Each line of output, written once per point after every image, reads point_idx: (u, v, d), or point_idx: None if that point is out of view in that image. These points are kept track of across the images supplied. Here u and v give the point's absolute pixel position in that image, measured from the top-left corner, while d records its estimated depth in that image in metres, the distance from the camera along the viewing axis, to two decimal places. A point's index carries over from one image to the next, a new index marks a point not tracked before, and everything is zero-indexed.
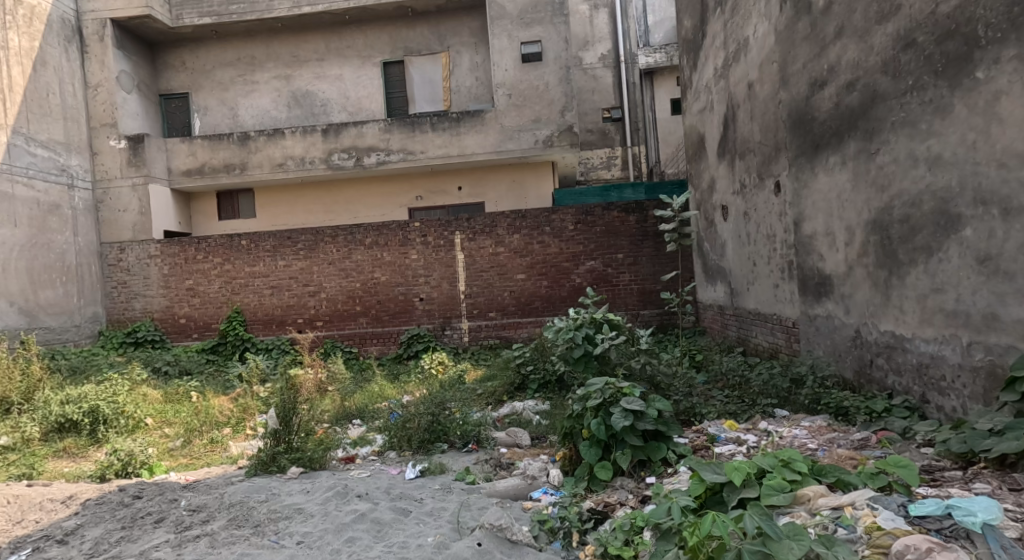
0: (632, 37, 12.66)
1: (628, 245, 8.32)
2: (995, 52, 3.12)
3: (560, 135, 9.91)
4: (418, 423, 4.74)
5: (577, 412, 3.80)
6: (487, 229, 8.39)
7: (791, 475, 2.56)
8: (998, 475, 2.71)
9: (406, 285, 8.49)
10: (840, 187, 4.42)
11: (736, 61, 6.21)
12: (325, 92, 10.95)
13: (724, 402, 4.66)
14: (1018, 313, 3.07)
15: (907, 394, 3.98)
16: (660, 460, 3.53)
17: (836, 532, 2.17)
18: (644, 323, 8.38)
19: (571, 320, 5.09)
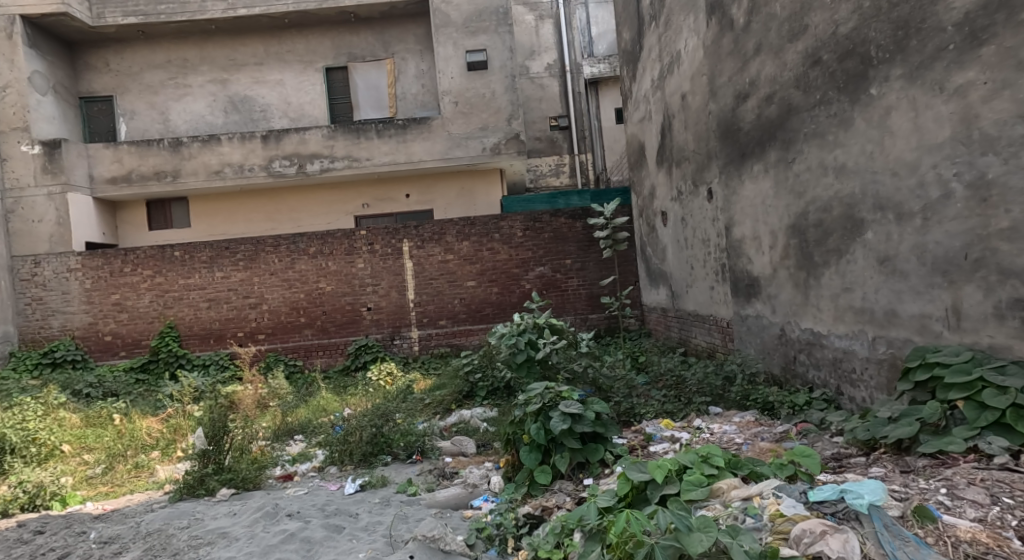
0: (576, 47, 13.00)
1: (575, 250, 8.49)
2: (884, 70, 3.34)
3: (507, 142, 10.02)
4: (360, 436, 4.65)
5: (519, 418, 3.87)
6: (435, 236, 8.37)
7: (709, 469, 2.71)
8: (896, 457, 2.94)
9: (353, 295, 8.35)
10: (764, 193, 4.68)
11: (670, 74, 6.47)
12: (264, 97, 10.66)
13: (663, 400, 4.81)
14: (913, 310, 3.31)
15: (825, 387, 4.24)
16: (597, 461, 3.61)
17: (745, 521, 2.31)
18: (591, 327, 8.55)
19: (515, 326, 5.07)
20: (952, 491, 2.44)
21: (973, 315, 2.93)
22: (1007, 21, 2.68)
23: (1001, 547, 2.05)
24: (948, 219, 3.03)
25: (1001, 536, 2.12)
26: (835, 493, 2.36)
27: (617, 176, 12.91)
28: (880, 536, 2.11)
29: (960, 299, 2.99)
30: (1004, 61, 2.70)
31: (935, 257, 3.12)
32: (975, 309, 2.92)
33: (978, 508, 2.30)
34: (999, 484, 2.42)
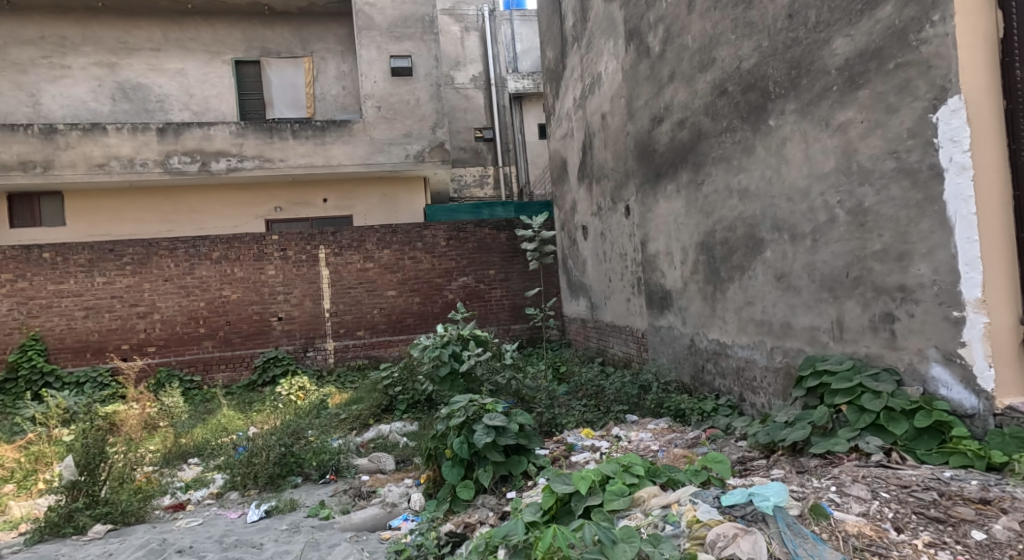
0: (501, 62, 13.25)
1: (499, 261, 8.61)
2: (780, 105, 3.69)
3: (432, 151, 10.03)
4: (267, 458, 4.48)
5: (442, 432, 3.89)
6: (355, 243, 8.21)
7: (630, 478, 2.85)
8: (791, 459, 3.19)
9: (262, 303, 8.00)
10: (677, 212, 4.99)
11: (591, 94, 6.77)
12: (161, 86, 10.04)
13: (583, 409, 4.95)
14: (805, 321, 3.64)
15: (730, 394, 4.55)
16: (521, 473, 3.69)
17: (664, 529, 2.43)
18: (514, 337, 8.67)
19: (439, 337, 5.14)
20: (840, 488, 2.59)
21: (854, 327, 3.26)
22: (878, 68, 2.99)
23: (882, 539, 2.18)
24: (833, 241, 3.36)
25: (881, 527, 2.25)
26: (744, 496, 2.46)
27: (540, 189, 13.23)
28: (783, 535, 2.21)
29: (843, 313, 3.32)
30: (876, 103, 3.01)
31: (823, 274, 3.45)
32: (856, 321, 3.24)
33: (862, 502, 2.44)
34: (877, 480, 2.60)
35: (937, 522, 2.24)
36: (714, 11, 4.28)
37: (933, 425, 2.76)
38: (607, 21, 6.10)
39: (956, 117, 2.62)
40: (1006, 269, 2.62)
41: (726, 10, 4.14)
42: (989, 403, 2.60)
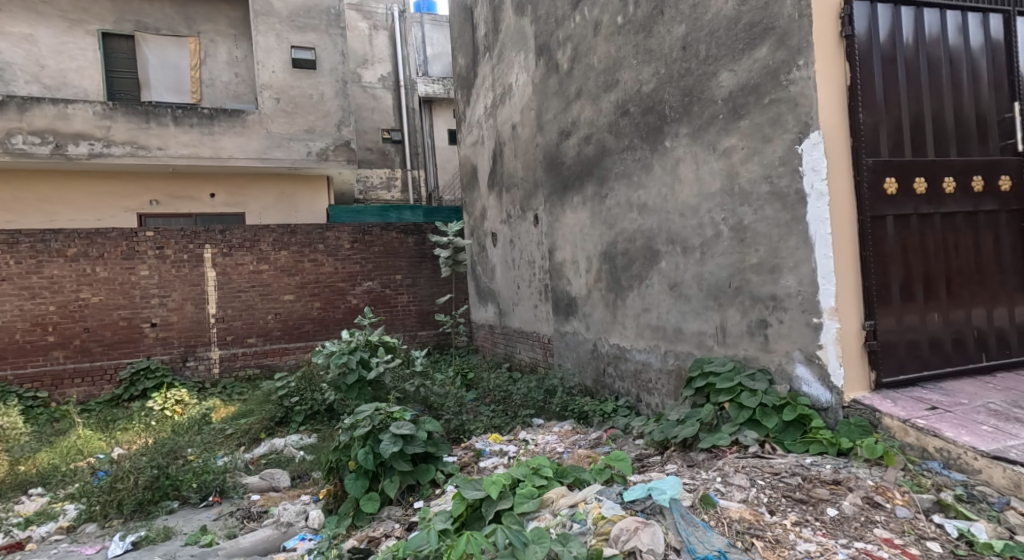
0: (411, 64, 13.20)
1: (406, 266, 8.57)
2: (675, 128, 4.02)
3: (336, 149, 9.80)
4: (134, 482, 4.07)
5: (345, 443, 3.83)
6: (247, 243, 7.78)
7: (539, 481, 2.95)
8: (682, 454, 3.41)
9: (131, 308, 7.31)
10: (582, 223, 5.26)
11: (502, 104, 6.95)
12: (3, 52, 8.65)
13: (491, 415, 5.05)
14: (694, 327, 3.98)
15: (628, 396, 4.85)
16: (428, 482, 3.75)
17: (572, 528, 2.49)
18: (421, 344, 8.63)
19: (344, 344, 4.95)
20: (724, 478, 2.82)
21: (735, 331, 3.62)
22: (756, 102, 3.36)
23: (758, 521, 2.41)
24: (718, 254, 3.72)
25: (758, 511, 2.48)
26: (644, 491, 2.61)
27: (448, 195, 13.28)
28: (678, 525, 2.38)
29: (726, 319, 3.68)
30: (755, 133, 3.38)
31: (710, 284, 3.80)
32: (736, 327, 3.60)
33: (742, 490, 2.67)
34: (754, 469, 2.85)
35: (801, 503, 2.51)
36: (618, 35, 4.58)
37: (797, 418, 3.11)
38: (518, 34, 6.32)
39: (815, 149, 3.02)
40: (852, 283, 3.03)
41: (629, 35, 4.45)
42: (839, 398, 3.00)
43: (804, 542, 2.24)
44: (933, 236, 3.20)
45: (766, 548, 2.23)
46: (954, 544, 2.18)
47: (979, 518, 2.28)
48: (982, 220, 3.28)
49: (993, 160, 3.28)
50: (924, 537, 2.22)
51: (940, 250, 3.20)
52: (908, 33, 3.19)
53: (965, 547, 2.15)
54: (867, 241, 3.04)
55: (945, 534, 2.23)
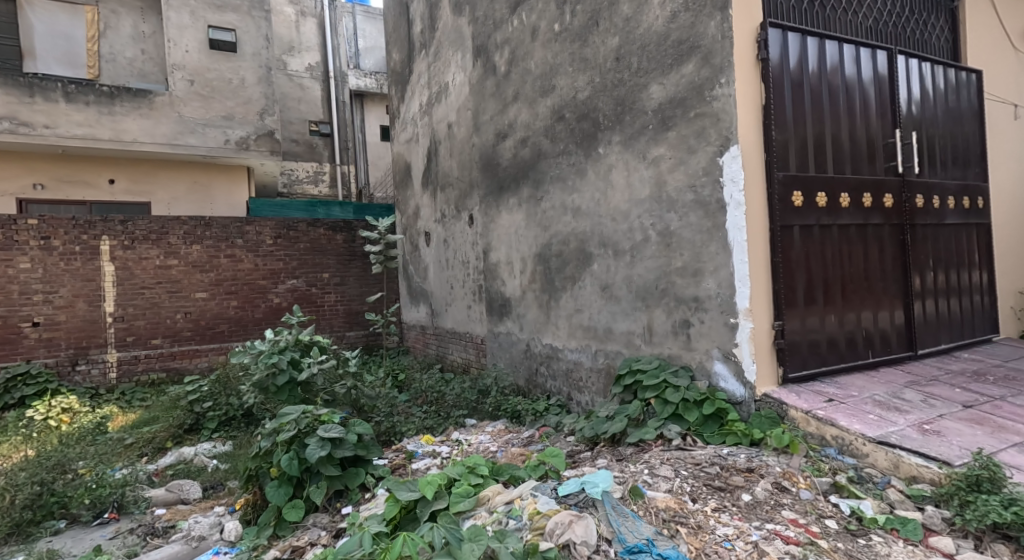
0: (342, 56, 12.84)
1: (334, 264, 8.32)
2: (608, 136, 4.19)
3: (258, 138, 9.51)
4: (12, 501, 3.60)
5: (266, 449, 3.63)
6: (153, 236, 7.21)
7: (475, 479, 3.01)
8: (612, 449, 3.52)
9: (7, 306, 6.50)
10: (517, 224, 5.37)
11: (438, 102, 6.95)
12: None
13: (422, 417, 5.05)
14: (623, 327, 4.15)
15: (560, 395, 4.98)
16: (358, 486, 3.64)
17: (508, 524, 2.56)
18: (349, 345, 8.40)
19: (272, 344, 4.62)
20: (652, 470, 2.94)
21: (661, 331, 3.81)
22: (683, 115, 3.57)
23: (682, 509, 2.55)
24: (646, 257, 3.91)
25: (682, 500, 2.63)
26: (577, 486, 2.72)
27: (379, 192, 13.14)
28: (609, 516, 2.48)
29: (653, 320, 3.87)
30: (681, 144, 3.58)
31: (639, 286, 3.99)
32: (662, 327, 3.80)
33: (668, 480, 2.81)
34: (678, 461, 3.01)
35: (720, 490, 2.69)
36: (555, 42, 4.72)
37: (715, 412, 3.32)
38: (455, 33, 6.36)
39: (734, 162, 3.24)
40: (764, 286, 3.28)
41: (566, 43, 4.58)
42: (752, 392, 3.24)
43: (722, 526, 2.41)
44: (832, 245, 3.51)
45: (690, 534, 2.37)
46: (848, 521, 2.42)
47: (868, 497, 2.55)
48: (870, 232, 3.65)
49: (878, 180, 3.67)
50: (823, 516, 2.45)
51: (837, 259, 3.52)
52: (814, 61, 3.49)
53: (856, 522, 2.40)
54: (778, 249, 3.30)
55: (840, 512, 2.47)
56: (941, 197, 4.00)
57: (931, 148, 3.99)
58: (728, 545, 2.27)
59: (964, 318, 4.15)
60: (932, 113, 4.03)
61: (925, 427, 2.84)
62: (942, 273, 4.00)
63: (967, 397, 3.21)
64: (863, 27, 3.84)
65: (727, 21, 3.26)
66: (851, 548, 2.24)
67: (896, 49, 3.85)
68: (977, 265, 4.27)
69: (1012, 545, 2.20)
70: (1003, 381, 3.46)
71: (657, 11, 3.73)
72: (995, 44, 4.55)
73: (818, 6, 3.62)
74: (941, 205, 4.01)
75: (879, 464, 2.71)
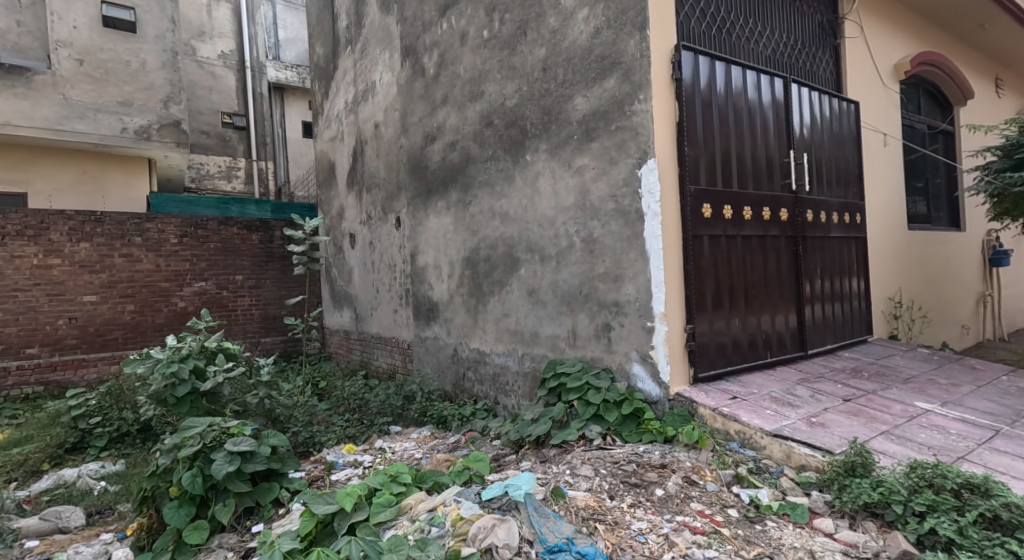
0: (259, 45, 12.39)
1: (249, 266, 7.93)
2: (536, 144, 4.30)
3: (162, 128, 8.84)
4: None
5: (164, 468, 3.34)
6: (32, 232, 6.45)
7: (397, 488, 2.99)
8: (536, 451, 3.59)
9: None
10: (445, 228, 5.39)
11: (364, 101, 6.85)
12: None
13: (343, 426, 4.95)
14: (549, 331, 4.27)
15: (486, 399, 5.02)
16: (271, 502, 3.45)
17: (431, 531, 2.58)
18: (264, 351, 7.98)
19: (172, 351, 4.04)
20: (573, 470, 3.05)
21: (584, 335, 3.95)
22: (605, 127, 3.73)
23: (601, 507, 2.67)
24: (571, 263, 4.04)
25: (601, 498, 2.75)
26: (501, 489, 2.76)
27: (301, 190, 12.73)
28: (532, 518, 2.54)
29: (577, 324, 4.00)
30: (603, 155, 3.74)
31: (564, 291, 4.11)
32: (585, 330, 3.94)
33: (588, 480, 2.93)
34: (598, 460, 3.12)
35: (636, 486, 2.83)
36: (483, 48, 4.79)
37: (633, 412, 3.47)
38: (383, 32, 6.30)
39: (652, 174, 3.42)
40: (677, 292, 3.49)
41: (494, 50, 4.67)
42: (666, 392, 3.42)
43: (637, 521, 2.55)
44: (737, 254, 3.78)
45: (607, 530, 2.49)
46: (746, 508, 2.62)
47: (764, 486, 2.77)
48: (769, 243, 3.96)
49: (776, 195, 3.99)
50: (725, 505, 2.64)
51: (741, 267, 3.79)
52: (722, 83, 3.76)
53: (754, 509, 2.60)
54: (690, 257, 3.51)
55: (740, 501, 2.67)
56: (827, 212, 4.41)
57: (820, 168, 4.39)
58: (641, 538, 2.42)
59: (846, 321, 4.57)
60: (820, 137, 4.43)
61: (813, 420, 3.12)
62: (828, 281, 4.39)
63: (848, 391, 3.56)
64: (763, 56, 4.19)
65: (645, 40, 3.45)
66: (749, 534, 2.43)
67: (791, 77, 4.22)
68: (858, 274, 4.71)
69: (879, 522, 2.46)
70: (878, 377, 3.85)
71: (581, 25, 3.88)
72: (871, 79, 5.08)
73: (723, 35, 3.92)
74: (828, 220, 4.40)
75: (774, 455, 2.96)
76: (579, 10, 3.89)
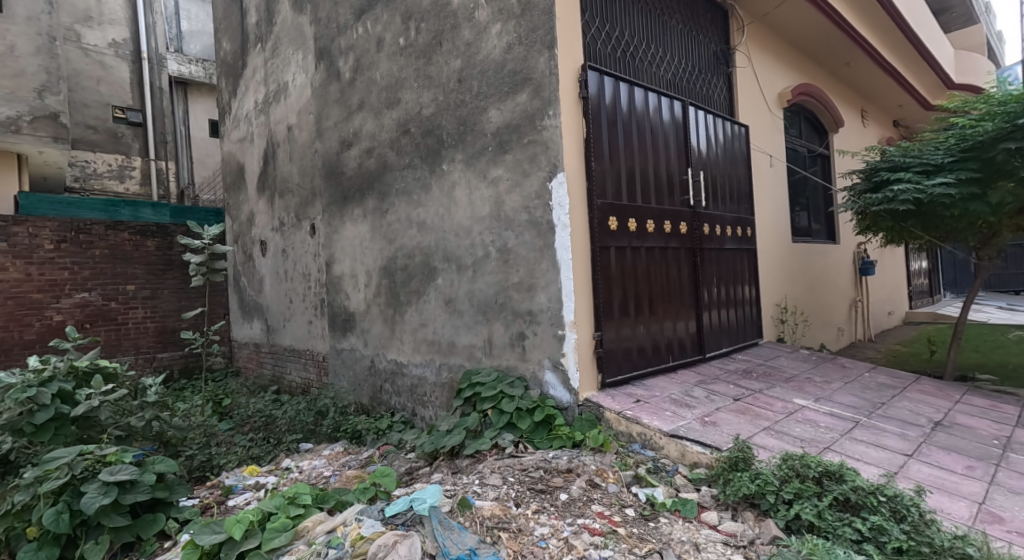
0: (160, 35, 11.56)
1: (142, 274, 7.41)
2: (452, 153, 4.33)
3: (36, 120, 8.12)
4: None
5: (23, 504, 3.07)
6: None
7: (294, 510, 2.90)
8: (449, 462, 3.60)
9: None
10: (362, 236, 5.30)
11: (275, 102, 6.62)
12: None
13: (247, 446, 4.71)
14: (465, 340, 4.30)
15: (404, 411, 4.96)
16: (154, 535, 3.18)
17: (328, 554, 2.54)
18: (160, 368, 7.47)
19: (33, 373, 3.67)
20: (482, 479, 3.08)
21: (499, 343, 4.01)
22: (517, 140, 3.83)
23: (506, 514, 2.71)
24: (486, 273, 4.10)
25: (506, 505, 2.79)
26: (406, 504, 2.76)
27: (207, 194, 12.03)
28: (435, 531, 2.55)
29: (493, 333, 4.06)
30: (516, 167, 3.84)
31: (480, 300, 4.16)
32: (501, 340, 4.00)
33: (495, 489, 2.96)
34: (507, 468, 3.17)
35: (541, 492, 2.90)
36: (399, 56, 4.77)
37: (545, 418, 3.57)
38: (295, 32, 6.13)
39: (561, 188, 3.55)
40: (586, 302, 3.63)
41: (410, 58, 4.66)
42: (576, 397, 3.55)
43: (540, 526, 2.61)
44: (641, 265, 3.99)
45: (509, 538, 2.54)
46: (643, 507, 2.76)
47: (660, 484, 2.93)
48: (670, 255, 4.20)
49: (676, 210, 4.25)
50: (624, 505, 2.76)
51: (645, 277, 4.00)
52: (626, 103, 3.98)
53: (649, 507, 2.75)
54: (597, 267, 3.67)
55: (638, 500, 2.81)
56: (721, 226, 4.73)
57: (715, 185, 4.71)
58: (542, 543, 2.48)
59: (739, 325, 4.92)
60: (715, 156, 4.76)
61: (706, 419, 3.34)
62: (723, 289, 4.71)
63: (739, 391, 3.84)
64: (663, 79, 4.47)
65: (554, 59, 3.58)
66: (643, 532, 2.57)
67: (689, 101, 4.52)
68: (749, 283, 5.08)
69: (756, 511, 2.67)
70: (764, 377, 4.18)
71: (494, 40, 3.96)
72: (759, 104, 5.54)
73: (627, 58, 4.15)
74: (722, 233, 4.73)
75: (671, 454, 3.14)
76: (492, 24, 3.97)
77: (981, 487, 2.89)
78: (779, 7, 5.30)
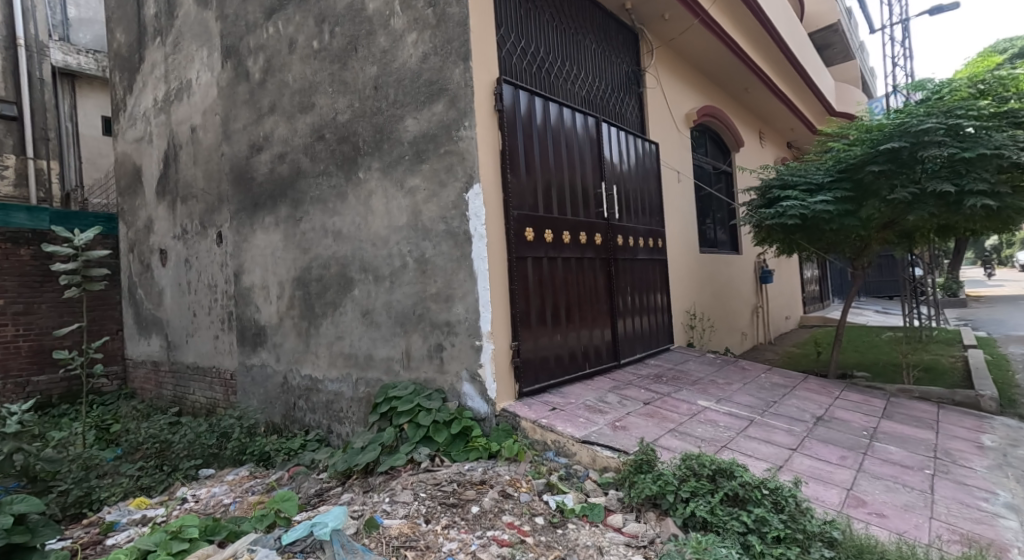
0: (41, 21, 10.54)
1: (14, 288, 6.71)
2: (369, 161, 4.24)
3: None
4: None
5: None
6: None
7: (178, 545, 2.70)
8: (362, 480, 3.50)
9: None
10: (273, 245, 5.08)
11: (177, 101, 6.23)
12: None
13: (136, 475, 4.36)
14: (383, 353, 4.21)
15: (318, 429, 4.78)
16: None
17: None
18: (33, 393, 6.78)
19: None
20: (392, 498, 3.02)
21: (417, 356, 3.96)
22: (434, 150, 3.82)
23: (415, 532, 2.67)
24: (404, 284, 4.05)
25: (416, 523, 2.75)
26: (305, 530, 2.66)
27: (97, 198, 11.15)
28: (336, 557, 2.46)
29: (411, 345, 4.00)
30: (433, 177, 3.82)
31: (397, 312, 4.10)
32: (419, 351, 3.95)
33: (406, 506, 2.92)
34: (420, 483, 3.12)
35: (452, 506, 2.87)
36: (313, 59, 4.64)
37: (460, 431, 3.55)
38: (200, 28, 5.81)
39: (477, 199, 3.58)
40: (504, 312, 3.66)
41: (324, 62, 4.54)
42: (493, 407, 3.57)
43: (448, 542, 2.60)
44: (558, 276, 4.08)
45: (416, 557, 2.50)
46: (553, 515, 2.80)
47: (571, 490, 2.99)
48: (586, 264, 4.32)
49: (591, 222, 4.39)
50: (534, 514, 2.79)
51: (562, 287, 4.10)
52: (542, 117, 4.07)
53: (558, 515, 2.79)
54: (515, 278, 3.73)
55: (548, 508, 2.85)
56: (634, 237, 4.92)
57: (628, 198, 4.90)
58: None
59: (652, 332, 5.13)
60: (627, 169, 4.96)
61: (617, 424, 3.46)
62: (636, 297, 4.90)
63: (649, 395, 4.00)
64: (577, 96, 4.61)
65: (469, 71, 3.61)
66: (551, 540, 2.61)
67: (602, 117, 4.69)
68: (660, 291, 5.31)
69: (658, 511, 2.78)
70: (673, 380, 4.38)
71: (410, 48, 3.94)
72: (667, 122, 5.82)
73: (543, 74, 4.25)
74: (635, 244, 4.92)
75: (582, 460, 3.21)
76: (408, 33, 3.95)
77: (854, 475, 3.17)
78: (684, 33, 5.61)
